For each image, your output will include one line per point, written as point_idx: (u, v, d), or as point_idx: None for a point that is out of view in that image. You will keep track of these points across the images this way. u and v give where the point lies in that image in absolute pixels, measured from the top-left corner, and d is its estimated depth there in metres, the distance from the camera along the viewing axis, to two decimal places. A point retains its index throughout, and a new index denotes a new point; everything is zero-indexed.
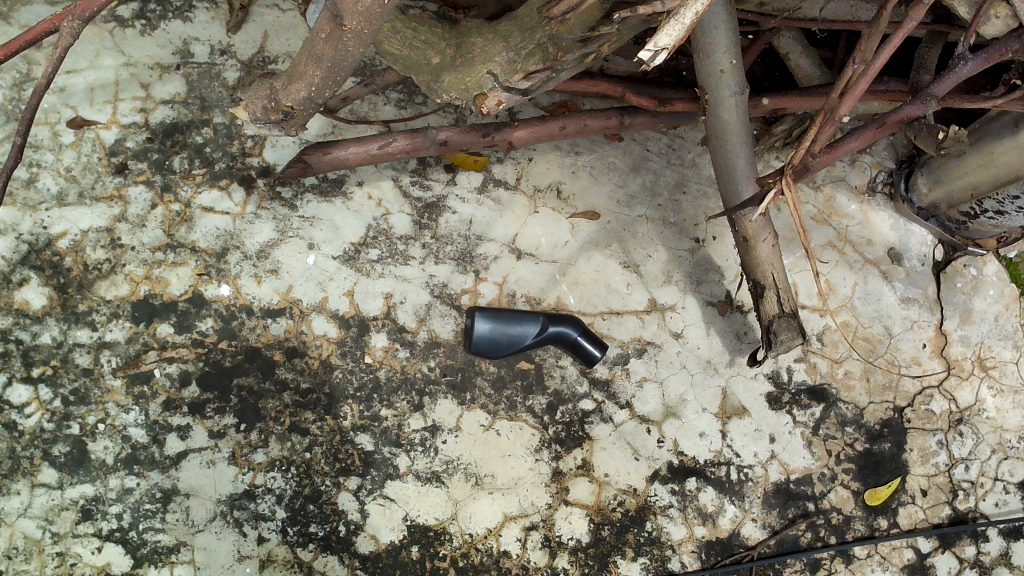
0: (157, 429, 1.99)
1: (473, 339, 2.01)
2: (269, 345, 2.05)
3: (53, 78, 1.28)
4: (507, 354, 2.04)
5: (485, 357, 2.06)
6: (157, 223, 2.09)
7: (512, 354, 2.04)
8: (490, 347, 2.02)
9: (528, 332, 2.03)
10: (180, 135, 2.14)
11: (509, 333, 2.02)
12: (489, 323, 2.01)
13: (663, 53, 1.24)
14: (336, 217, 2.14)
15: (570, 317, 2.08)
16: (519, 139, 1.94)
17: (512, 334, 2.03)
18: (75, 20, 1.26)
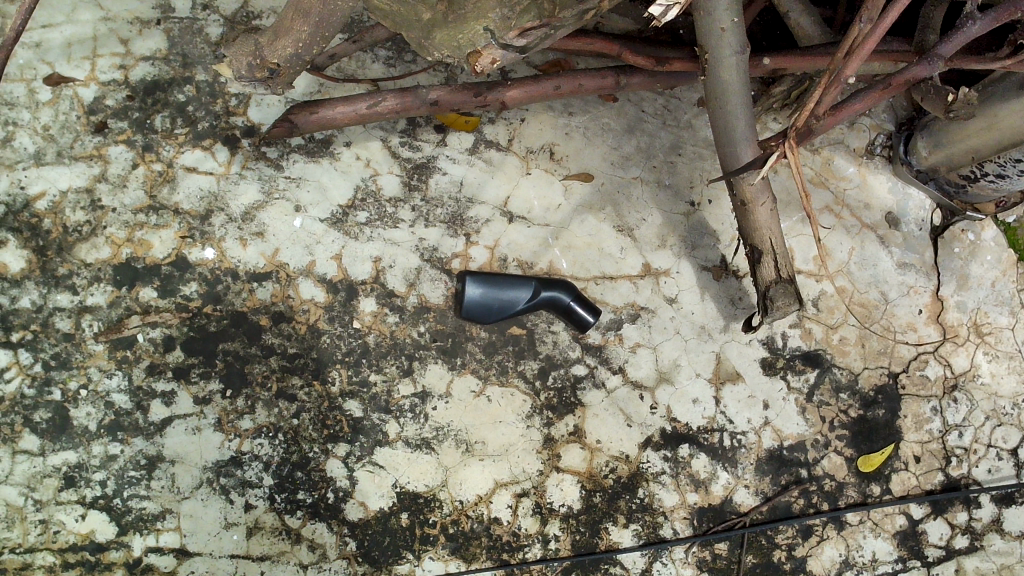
0: (141, 394, 1.98)
1: (463, 303, 1.97)
2: (256, 310, 2.02)
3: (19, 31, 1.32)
4: (496, 318, 2.00)
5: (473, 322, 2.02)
6: (138, 183, 2.03)
7: (502, 318, 2.00)
8: (479, 311, 1.99)
9: (519, 296, 1.99)
10: (161, 93, 2.06)
11: (501, 297, 1.98)
12: (481, 288, 1.97)
13: (674, 7, 1.20)
14: (324, 178, 2.08)
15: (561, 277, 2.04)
16: (512, 99, 1.89)
17: (503, 298, 1.99)
18: None
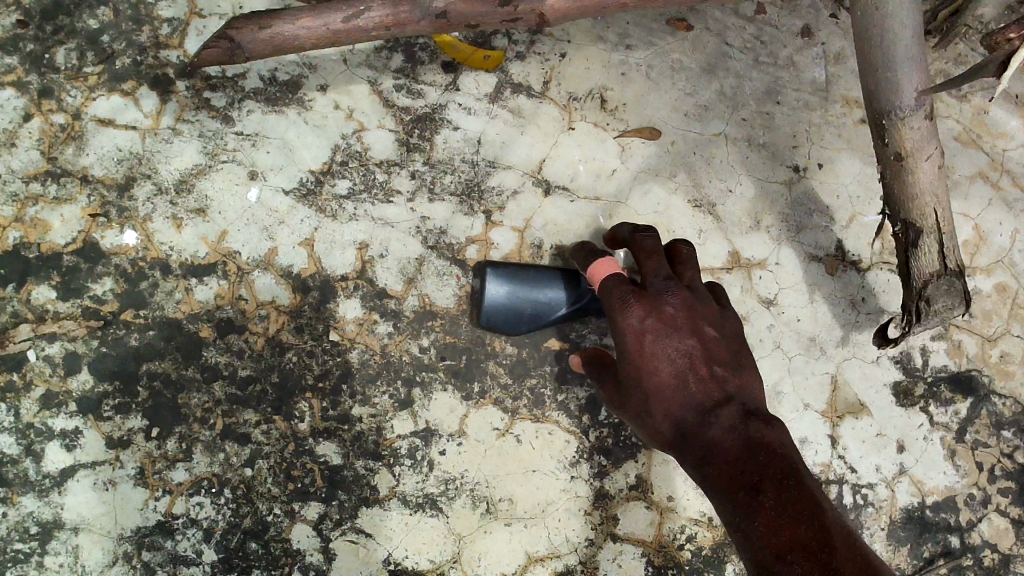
0: (31, 435, 1.41)
1: (483, 305, 1.43)
2: (194, 316, 1.45)
3: None
4: (528, 327, 1.46)
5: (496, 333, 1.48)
6: (32, 141, 1.47)
7: (534, 327, 1.46)
8: (505, 318, 1.44)
9: (558, 295, 1.46)
10: (66, 17, 1.50)
11: (535, 297, 1.44)
12: (508, 285, 1.43)
13: None
14: (289, 134, 1.51)
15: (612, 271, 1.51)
16: (555, 11, 1.30)
17: (537, 299, 1.45)
18: None
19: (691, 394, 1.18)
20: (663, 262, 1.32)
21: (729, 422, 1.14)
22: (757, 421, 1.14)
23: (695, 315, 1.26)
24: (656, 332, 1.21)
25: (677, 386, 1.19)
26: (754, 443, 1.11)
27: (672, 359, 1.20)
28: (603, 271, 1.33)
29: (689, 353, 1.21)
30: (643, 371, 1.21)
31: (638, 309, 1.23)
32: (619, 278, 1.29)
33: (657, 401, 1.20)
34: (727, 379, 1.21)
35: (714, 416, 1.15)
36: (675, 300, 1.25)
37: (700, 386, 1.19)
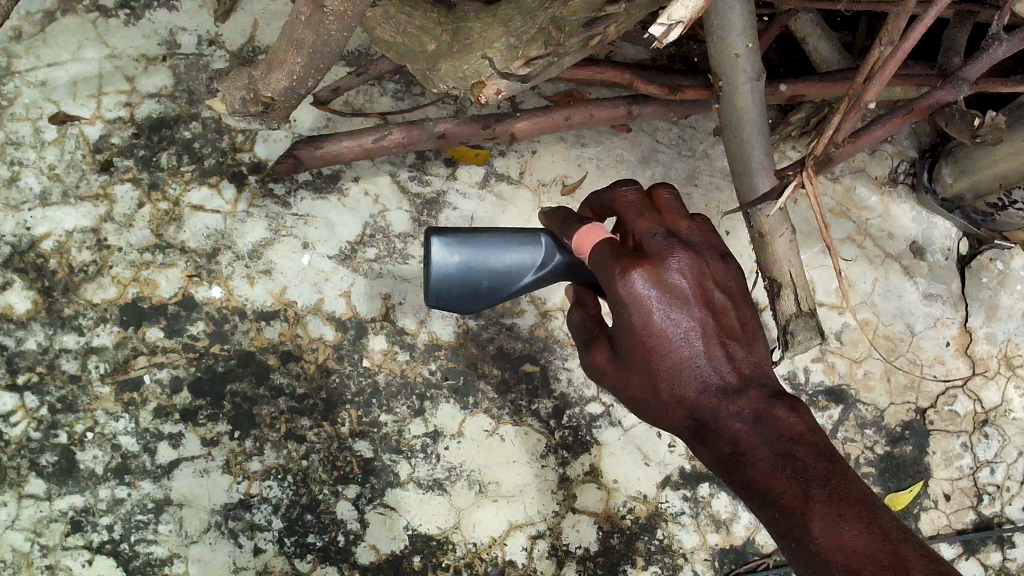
0: (148, 436, 1.94)
1: (429, 277, 1.50)
2: (264, 349, 1.99)
3: None
4: (478, 298, 1.54)
5: (450, 307, 1.57)
6: (144, 223, 2.01)
7: (486, 296, 1.54)
8: (456, 289, 1.52)
9: (512, 260, 1.51)
10: (168, 130, 2.04)
11: (487, 265, 1.50)
12: (458, 254, 1.49)
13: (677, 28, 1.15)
14: (331, 215, 2.05)
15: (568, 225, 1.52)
16: (521, 131, 1.85)
17: (487, 267, 1.50)
18: None
19: (705, 374, 1.25)
20: (658, 221, 1.32)
21: (741, 405, 1.24)
22: (761, 391, 1.26)
23: (704, 279, 1.28)
24: (667, 306, 1.23)
25: (690, 366, 1.25)
26: (767, 417, 1.23)
27: (683, 336, 1.25)
28: (591, 239, 1.31)
29: (702, 327, 1.26)
30: (658, 352, 1.24)
31: (646, 277, 1.22)
32: (611, 242, 1.28)
33: (669, 381, 1.25)
34: (734, 342, 1.30)
35: (726, 399, 1.25)
36: (680, 264, 1.26)
37: (714, 360, 1.26)
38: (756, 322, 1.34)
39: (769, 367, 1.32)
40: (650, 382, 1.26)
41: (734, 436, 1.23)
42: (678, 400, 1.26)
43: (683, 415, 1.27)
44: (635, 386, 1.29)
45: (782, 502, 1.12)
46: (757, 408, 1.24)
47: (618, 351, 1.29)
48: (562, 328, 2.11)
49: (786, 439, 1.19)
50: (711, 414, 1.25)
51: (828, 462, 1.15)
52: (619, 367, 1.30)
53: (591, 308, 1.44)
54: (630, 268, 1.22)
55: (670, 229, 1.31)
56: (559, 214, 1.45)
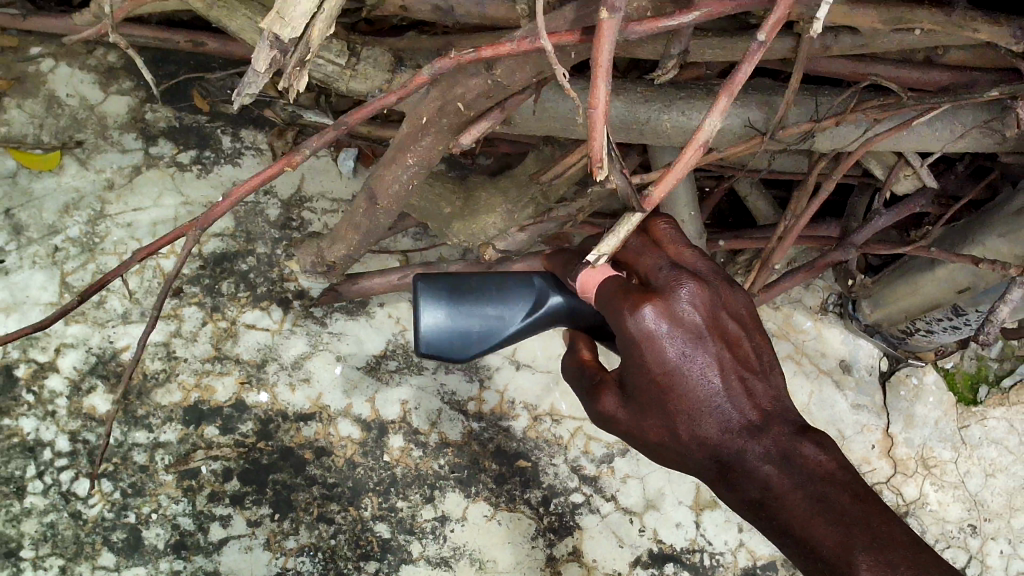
0: (202, 517, 2.31)
1: (422, 326, 1.64)
2: (302, 445, 2.38)
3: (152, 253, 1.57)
4: (467, 346, 1.68)
5: (437, 358, 1.70)
6: (207, 338, 2.41)
7: (476, 344, 1.68)
8: (447, 338, 1.66)
9: (499, 306, 1.68)
10: (228, 263, 2.46)
11: (476, 311, 1.66)
12: (450, 302, 1.64)
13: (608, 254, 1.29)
14: (360, 333, 2.49)
15: (548, 275, 1.70)
16: (518, 270, 2.30)
17: (475, 313, 1.66)
18: (197, 230, 1.50)
19: (726, 413, 1.40)
20: (663, 260, 1.47)
21: (764, 444, 1.39)
22: (781, 428, 1.41)
23: (715, 312, 1.43)
24: (682, 340, 1.38)
25: (709, 402, 1.40)
26: (791, 453, 1.37)
27: (699, 371, 1.39)
28: (593, 281, 1.50)
29: (718, 362, 1.41)
30: (676, 388, 1.39)
31: (659, 313, 1.37)
32: (619, 278, 1.46)
33: (689, 418, 1.40)
34: (747, 372, 1.44)
35: (750, 437, 1.39)
36: (689, 296, 1.41)
37: (729, 394, 1.41)
38: (763, 349, 1.50)
39: (782, 396, 1.47)
40: (669, 420, 1.41)
41: (761, 475, 1.37)
42: (699, 435, 1.41)
43: (704, 451, 1.42)
44: (652, 425, 1.44)
45: (817, 549, 1.27)
46: (780, 445, 1.39)
47: (632, 389, 1.44)
48: (551, 430, 2.52)
49: (814, 477, 1.34)
50: (735, 453, 1.40)
51: (860, 500, 1.28)
52: (636, 408, 1.44)
53: (585, 355, 1.64)
54: (646, 301, 1.37)
55: (673, 264, 1.47)
56: (567, 262, 1.64)
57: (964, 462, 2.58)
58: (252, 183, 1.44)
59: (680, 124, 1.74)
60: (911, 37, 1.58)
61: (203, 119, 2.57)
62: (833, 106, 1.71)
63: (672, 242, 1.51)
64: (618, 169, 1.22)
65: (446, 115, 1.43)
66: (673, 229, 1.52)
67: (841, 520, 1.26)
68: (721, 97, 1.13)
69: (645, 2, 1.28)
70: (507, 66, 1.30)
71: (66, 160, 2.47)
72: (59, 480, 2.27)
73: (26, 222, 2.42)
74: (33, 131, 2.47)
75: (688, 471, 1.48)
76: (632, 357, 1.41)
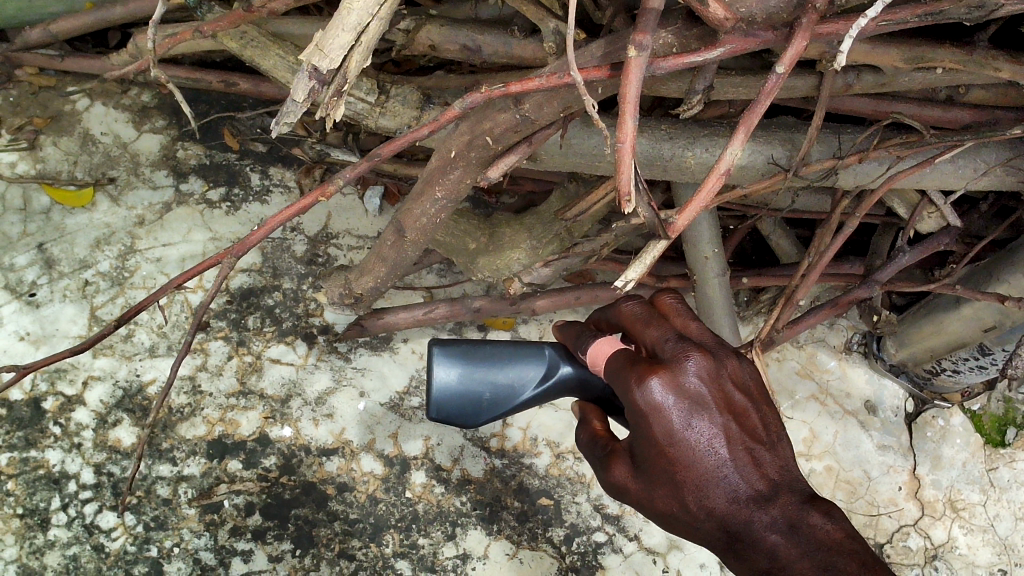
0: (224, 552, 2.29)
1: (432, 391, 1.65)
2: (324, 480, 2.37)
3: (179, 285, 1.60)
4: (479, 412, 1.66)
5: (453, 423, 1.70)
6: (232, 372, 2.43)
7: (488, 410, 1.66)
8: (457, 403, 1.65)
9: (510, 374, 1.64)
10: (255, 298, 2.49)
11: (485, 378, 1.64)
12: (458, 368, 1.64)
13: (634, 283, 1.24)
14: (384, 368, 2.51)
15: (562, 344, 1.64)
16: (541, 307, 2.32)
17: (486, 380, 1.64)
18: (231, 258, 1.54)
19: (734, 483, 1.26)
20: (666, 327, 1.36)
21: (772, 513, 1.24)
22: (789, 497, 1.26)
23: (720, 380, 1.30)
24: (685, 411, 1.25)
25: (715, 473, 1.25)
26: (799, 523, 1.22)
27: (704, 442, 1.26)
28: (603, 351, 1.42)
29: (725, 431, 1.28)
30: (680, 459, 1.25)
31: (663, 383, 1.25)
32: (624, 350, 1.36)
33: (694, 490, 1.26)
34: (757, 445, 1.30)
35: (758, 507, 1.24)
36: (696, 365, 1.28)
37: (738, 464, 1.27)
38: (775, 421, 1.36)
39: (795, 468, 1.33)
40: (675, 492, 1.27)
41: (769, 547, 1.22)
42: (705, 508, 1.26)
43: (712, 524, 1.27)
44: (659, 498, 1.30)
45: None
46: (789, 514, 1.23)
47: (639, 460, 1.31)
48: (573, 468, 2.52)
49: (823, 547, 1.18)
50: (743, 524, 1.24)
51: (869, 569, 1.12)
52: (643, 480, 1.31)
53: (596, 425, 1.49)
54: (647, 374, 1.26)
55: (679, 332, 1.35)
56: (571, 331, 1.55)
57: (993, 505, 2.54)
58: (284, 215, 1.48)
59: (703, 161, 1.75)
60: (932, 76, 1.59)
61: (232, 158, 2.62)
62: (855, 144, 1.73)
63: (679, 315, 1.40)
64: (643, 200, 1.23)
65: (473, 149, 1.46)
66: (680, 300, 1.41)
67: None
68: (741, 127, 1.15)
69: (671, 38, 1.32)
70: (535, 100, 1.32)
71: (99, 196, 2.53)
72: (82, 513, 2.26)
73: (58, 256, 2.46)
74: (67, 168, 2.52)
75: (702, 547, 1.32)
76: (640, 430, 1.29)
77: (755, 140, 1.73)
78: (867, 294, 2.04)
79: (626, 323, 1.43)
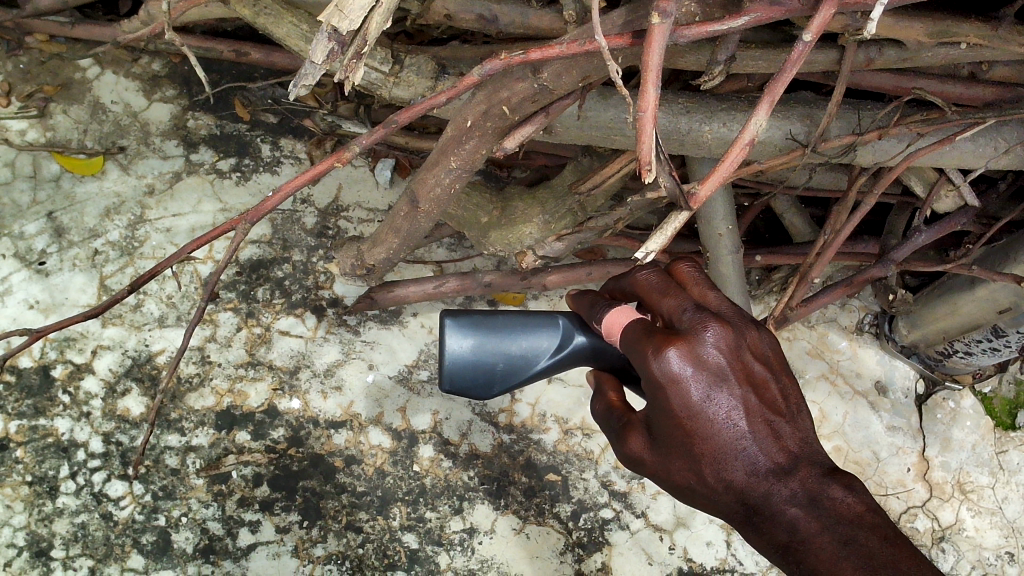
0: (231, 522, 2.29)
1: (444, 362, 1.64)
2: (332, 453, 2.37)
3: (189, 253, 1.59)
4: (491, 382, 1.66)
5: (465, 393, 1.69)
6: (241, 343, 2.42)
7: (500, 380, 1.65)
8: (468, 373, 1.64)
9: (523, 344, 1.63)
10: (264, 269, 2.48)
11: (498, 348, 1.63)
12: (470, 338, 1.62)
13: (656, 254, 1.23)
14: (393, 342, 2.51)
15: (574, 314, 1.63)
16: (551, 282, 2.31)
17: (499, 351, 1.63)
18: (245, 224, 1.53)
19: (752, 456, 1.25)
20: (684, 297, 1.34)
21: (793, 486, 1.25)
22: (809, 470, 1.27)
23: (740, 351, 1.28)
24: (704, 383, 1.23)
25: (734, 446, 1.25)
26: (820, 497, 1.24)
27: (724, 414, 1.25)
28: (618, 322, 1.39)
29: (744, 403, 1.26)
30: (698, 432, 1.25)
31: (682, 354, 1.23)
32: (640, 321, 1.34)
33: (713, 463, 1.26)
34: (777, 417, 1.29)
35: (778, 480, 1.25)
36: (716, 336, 1.26)
37: (757, 437, 1.26)
38: (795, 392, 1.34)
39: (815, 440, 1.32)
40: (692, 465, 1.27)
41: (788, 520, 1.24)
42: (723, 480, 1.26)
43: (730, 497, 1.27)
44: (676, 470, 1.30)
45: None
46: (809, 487, 1.25)
47: (657, 433, 1.30)
48: (581, 444, 2.52)
49: (843, 522, 1.21)
50: (762, 497, 1.25)
51: (891, 544, 1.16)
52: (659, 452, 1.30)
53: (612, 396, 1.48)
54: (667, 345, 1.24)
55: (698, 302, 1.32)
56: (585, 300, 1.54)
57: (1001, 488, 2.54)
58: (297, 182, 1.47)
59: (719, 136, 1.74)
60: (957, 51, 1.57)
61: (242, 128, 2.60)
62: (875, 120, 1.71)
63: (696, 285, 1.39)
64: (664, 171, 1.22)
65: (490, 118, 1.44)
66: (696, 269, 1.40)
67: (871, 565, 1.13)
68: (764, 98, 1.13)
69: (695, 5, 1.30)
70: (554, 69, 1.30)
71: (109, 165, 2.51)
72: (91, 481, 2.27)
73: (67, 225, 2.45)
74: (77, 137, 2.51)
75: (717, 517, 1.33)
76: (657, 402, 1.27)
77: (774, 114, 1.71)
78: (881, 272, 2.03)
79: (642, 293, 1.40)
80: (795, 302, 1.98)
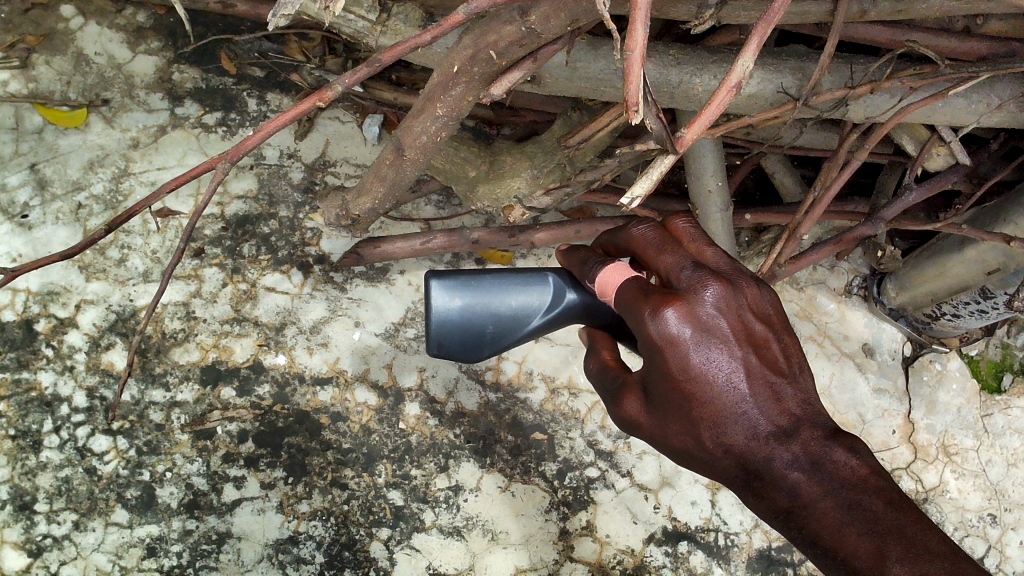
0: (216, 478, 2.28)
1: (433, 323, 1.59)
2: (317, 409, 2.36)
3: (166, 192, 1.54)
4: (481, 344, 1.63)
5: (452, 355, 1.66)
6: (226, 300, 2.40)
7: (490, 342, 1.63)
8: (458, 336, 1.61)
9: (513, 304, 1.61)
10: (250, 225, 2.46)
11: (489, 309, 1.59)
12: (460, 300, 1.58)
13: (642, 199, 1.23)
14: (380, 299, 2.49)
15: (563, 270, 1.62)
16: (540, 240, 2.29)
17: (490, 312, 1.60)
18: (225, 164, 1.50)
19: (753, 420, 1.25)
20: (684, 255, 1.33)
21: (794, 450, 1.23)
22: (811, 432, 1.24)
23: (739, 311, 1.28)
24: (702, 344, 1.23)
25: (733, 409, 1.25)
26: (822, 460, 1.21)
27: (723, 376, 1.25)
28: (611, 280, 1.37)
29: (744, 365, 1.26)
30: (697, 395, 1.24)
31: (680, 314, 1.23)
32: (636, 279, 1.33)
33: (712, 426, 1.26)
34: (778, 379, 1.29)
35: (780, 443, 1.24)
36: (714, 295, 1.26)
37: (757, 399, 1.26)
38: (797, 352, 1.34)
39: (818, 402, 1.31)
40: (691, 429, 1.27)
41: (790, 485, 1.21)
42: (723, 444, 1.26)
43: (730, 461, 1.27)
44: (673, 434, 1.29)
45: (850, 562, 1.11)
46: (811, 450, 1.22)
47: (653, 396, 1.30)
48: (568, 403, 2.52)
49: (847, 486, 1.17)
50: (762, 462, 1.24)
51: (896, 508, 1.13)
52: (656, 415, 1.30)
53: (607, 355, 1.48)
54: (662, 304, 1.23)
55: (695, 260, 1.32)
56: (577, 257, 1.52)
57: (985, 451, 2.56)
58: (279, 122, 1.44)
59: (709, 88, 1.71)
60: (951, 3, 1.56)
61: (229, 82, 2.56)
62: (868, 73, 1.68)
63: (693, 242, 1.36)
64: (652, 113, 1.20)
65: (477, 64, 1.42)
66: (694, 224, 1.37)
67: (875, 531, 1.11)
68: (754, 37, 1.11)
69: None
70: (542, 12, 1.27)
71: (92, 117, 2.48)
72: (75, 436, 2.25)
73: (50, 177, 2.42)
74: (60, 88, 2.47)
75: (718, 482, 1.32)
76: (654, 364, 1.27)
77: (765, 67, 1.69)
78: (871, 231, 2.02)
79: (637, 249, 1.39)
80: (784, 260, 1.98)
